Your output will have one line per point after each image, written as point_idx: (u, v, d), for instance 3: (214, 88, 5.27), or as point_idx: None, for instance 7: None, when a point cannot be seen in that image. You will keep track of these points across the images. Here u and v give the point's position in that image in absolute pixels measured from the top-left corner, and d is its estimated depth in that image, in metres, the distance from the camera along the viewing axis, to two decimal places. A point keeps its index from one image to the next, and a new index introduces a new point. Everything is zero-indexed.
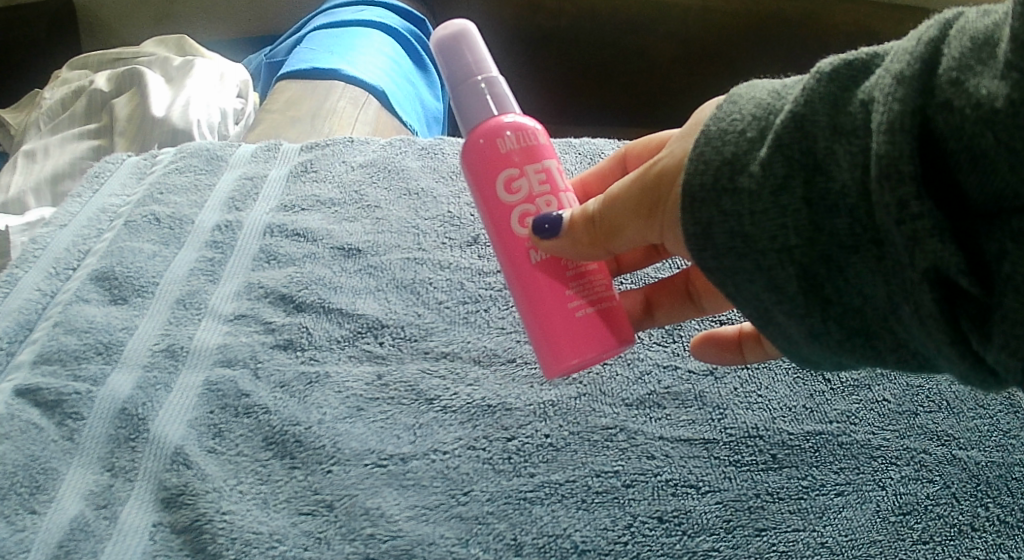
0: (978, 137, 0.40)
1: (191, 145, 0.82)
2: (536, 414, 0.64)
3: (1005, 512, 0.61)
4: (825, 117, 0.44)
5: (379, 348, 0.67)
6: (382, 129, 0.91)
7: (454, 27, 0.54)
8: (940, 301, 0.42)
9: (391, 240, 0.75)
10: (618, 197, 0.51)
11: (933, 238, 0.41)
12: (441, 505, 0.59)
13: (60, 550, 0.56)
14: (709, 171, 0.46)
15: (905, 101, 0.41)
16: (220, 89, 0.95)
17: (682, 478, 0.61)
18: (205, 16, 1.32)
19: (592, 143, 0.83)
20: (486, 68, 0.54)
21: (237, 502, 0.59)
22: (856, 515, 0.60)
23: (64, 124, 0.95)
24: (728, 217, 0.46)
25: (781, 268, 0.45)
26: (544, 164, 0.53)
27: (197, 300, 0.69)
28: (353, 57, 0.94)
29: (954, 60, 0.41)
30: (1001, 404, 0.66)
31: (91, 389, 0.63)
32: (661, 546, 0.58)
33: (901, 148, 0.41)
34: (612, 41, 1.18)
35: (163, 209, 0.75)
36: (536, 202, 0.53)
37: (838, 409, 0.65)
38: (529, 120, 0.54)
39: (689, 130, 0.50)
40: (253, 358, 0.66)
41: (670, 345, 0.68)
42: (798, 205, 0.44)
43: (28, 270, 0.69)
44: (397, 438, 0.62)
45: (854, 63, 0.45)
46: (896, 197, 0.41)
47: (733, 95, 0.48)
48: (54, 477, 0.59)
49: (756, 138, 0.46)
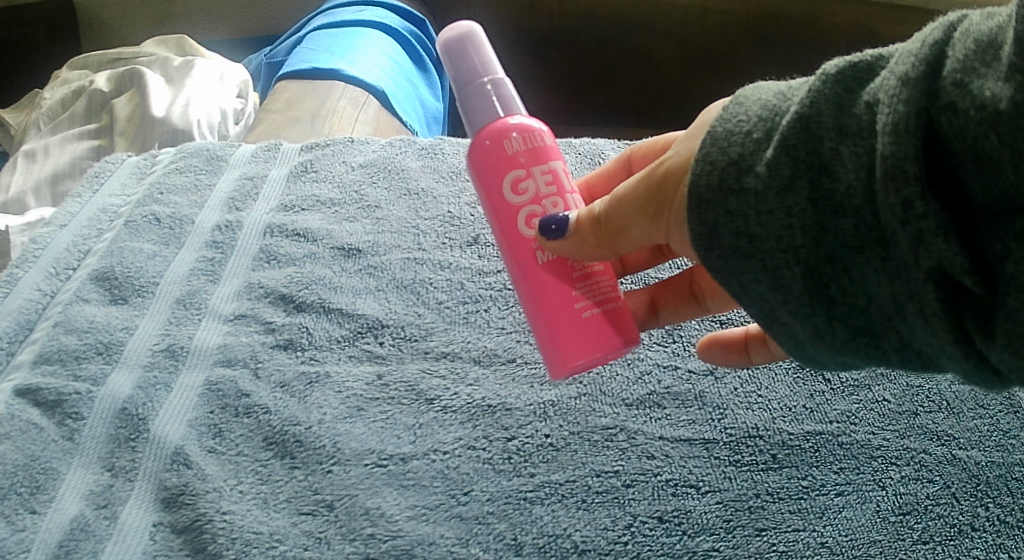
0: (982, 138, 0.40)
1: (191, 145, 0.82)
2: (536, 414, 0.64)
3: (1005, 512, 0.61)
4: (830, 118, 0.44)
5: (379, 348, 0.67)
6: (382, 129, 0.91)
7: (459, 28, 0.54)
8: (944, 301, 0.42)
9: (391, 240, 0.75)
10: (624, 198, 0.51)
11: (938, 238, 0.41)
12: (441, 505, 0.59)
13: (60, 549, 0.56)
14: (716, 172, 0.46)
15: (910, 103, 0.41)
16: (220, 89, 0.95)
17: (682, 478, 0.61)
18: (204, 15, 1.32)
19: (593, 144, 0.83)
20: (492, 70, 0.54)
21: (237, 502, 0.59)
22: (856, 515, 0.60)
23: (64, 124, 0.96)
24: (734, 217, 0.46)
25: (787, 268, 0.45)
26: (550, 165, 0.53)
27: (197, 300, 0.69)
28: (353, 58, 0.95)
29: (958, 62, 0.41)
30: (1001, 404, 0.66)
31: (91, 389, 0.63)
32: (661, 546, 0.58)
33: (906, 149, 0.41)
34: (613, 40, 1.18)
35: (162, 209, 0.75)
36: (543, 203, 0.53)
37: (838, 409, 0.65)
38: (536, 121, 0.54)
39: (695, 131, 0.50)
40: (253, 358, 0.66)
41: (670, 346, 0.68)
42: (804, 206, 0.44)
43: (28, 270, 0.69)
44: (397, 438, 0.62)
45: (858, 65, 0.45)
46: (901, 197, 0.41)
47: (739, 96, 0.48)
48: (54, 477, 0.59)
49: (763, 139, 0.46)
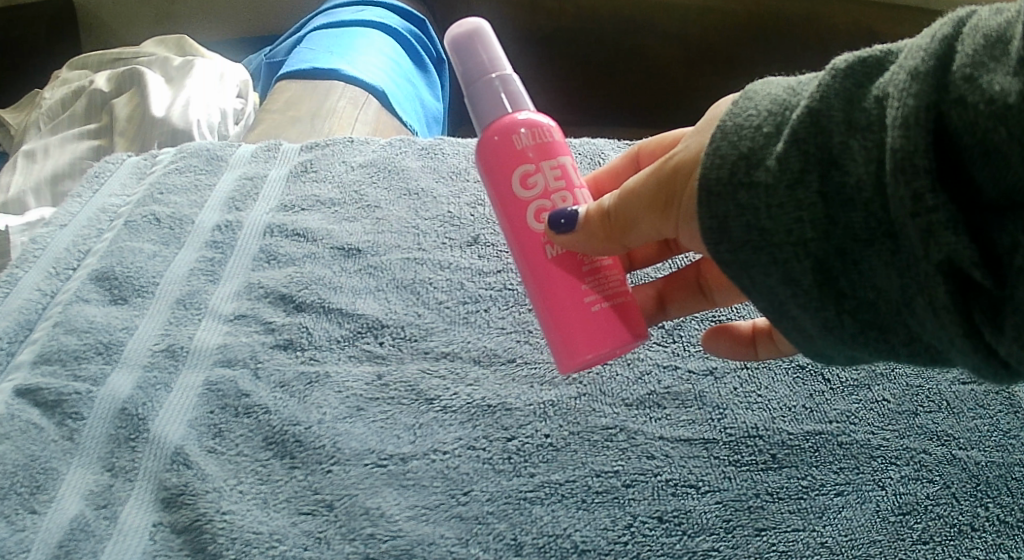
0: (992, 132, 0.40)
1: (191, 145, 0.82)
2: (536, 414, 0.64)
3: (1005, 512, 0.61)
4: (840, 112, 0.44)
5: (379, 348, 0.67)
6: (382, 129, 0.91)
7: (465, 26, 0.54)
8: (954, 294, 0.42)
9: (391, 240, 0.75)
10: (633, 192, 0.51)
11: (947, 231, 0.41)
12: (441, 505, 0.59)
13: (60, 549, 0.56)
14: (726, 166, 0.46)
15: (920, 97, 0.41)
16: (220, 89, 0.95)
17: (682, 478, 0.61)
18: (205, 15, 1.32)
19: (592, 144, 0.83)
20: (500, 67, 0.54)
21: (237, 502, 0.59)
22: (856, 515, 0.60)
23: (64, 124, 0.96)
24: (745, 210, 0.46)
25: (796, 262, 0.45)
26: (558, 160, 0.53)
27: (197, 300, 0.69)
28: (353, 57, 0.95)
29: (968, 57, 0.41)
30: (1001, 404, 0.66)
31: (92, 389, 0.63)
32: (661, 546, 0.58)
33: (916, 143, 0.41)
34: (613, 41, 1.18)
35: (162, 209, 0.75)
36: (551, 198, 0.53)
37: (838, 409, 0.65)
38: (544, 117, 0.54)
39: (704, 125, 0.50)
40: (253, 358, 0.66)
41: (670, 345, 0.68)
42: (813, 199, 0.44)
43: (28, 270, 0.69)
44: (397, 438, 0.62)
45: (867, 60, 0.45)
46: (911, 190, 0.41)
47: (748, 91, 0.48)
48: (54, 477, 0.59)
49: (773, 133, 0.46)
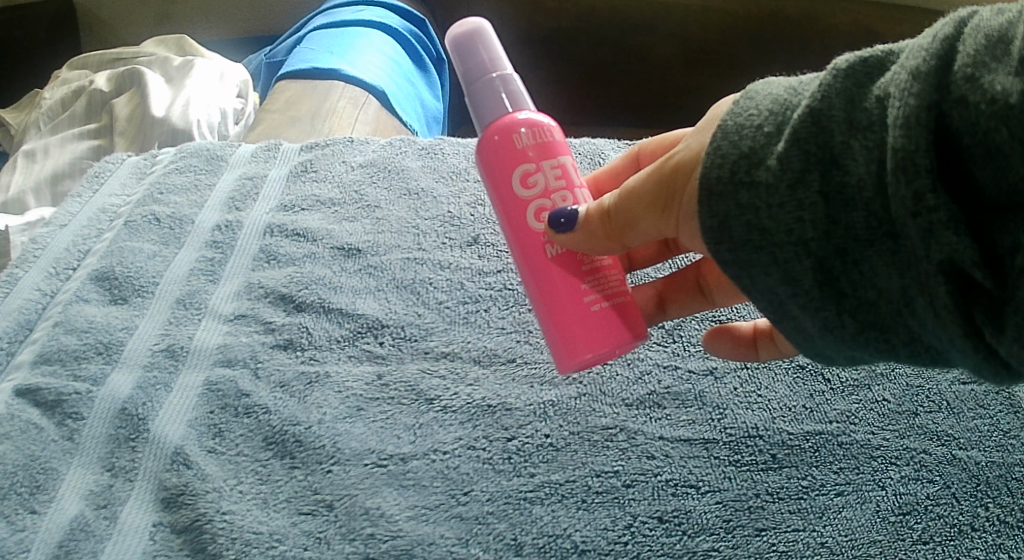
0: (993, 131, 0.40)
1: (191, 145, 0.82)
2: (536, 414, 0.64)
3: (1005, 513, 0.61)
4: (841, 112, 0.44)
5: (379, 348, 0.67)
6: (382, 129, 0.91)
7: (466, 25, 0.54)
8: (954, 293, 0.42)
9: (391, 240, 0.75)
10: (633, 191, 0.51)
11: (948, 230, 0.41)
12: (441, 505, 0.59)
13: (60, 549, 0.56)
14: (727, 165, 0.46)
15: (921, 96, 0.41)
16: (221, 88, 0.95)
17: (682, 479, 0.61)
18: (206, 15, 1.32)
19: (593, 143, 0.83)
20: (500, 66, 0.54)
21: (237, 502, 0.59)
22: (856, 515, 0.60)
23: (64, 123, 0.96)
24: (745, 209, 0.46)
25: (797, 262, 0.45)
26: (559, 159, 0.53)
27: (197, 300, 0.69)
28: (353, 57, 0.95)
29: (970, 57, 0.41)
30: (1001, 404, 0.66)
31: (92, 389, 0.63)
32: (660, 546, 0.58)
33: (917, 142, 0.41)
34: (614, 40, 1.18)
35: (162, 209, 0.75)
36: (551, 197, 0.53)
37: (838, 409, 0.65)
38: (545, 116, 0.54)
39: (705, 124, 0.50)
40: (253, 358, 0.66)
41: (670, 345, 0.68)
42: (814, 199, 0.44)
43: (28, 270, 0.69)
44: (397, 438, 0.62)
45: (869, 60, 0.45)
46: (912, 190, 0.41)
47: (749, 91, 0.48)
48: (54, 477, 0.59)
49: (774, 133, 0.46)
